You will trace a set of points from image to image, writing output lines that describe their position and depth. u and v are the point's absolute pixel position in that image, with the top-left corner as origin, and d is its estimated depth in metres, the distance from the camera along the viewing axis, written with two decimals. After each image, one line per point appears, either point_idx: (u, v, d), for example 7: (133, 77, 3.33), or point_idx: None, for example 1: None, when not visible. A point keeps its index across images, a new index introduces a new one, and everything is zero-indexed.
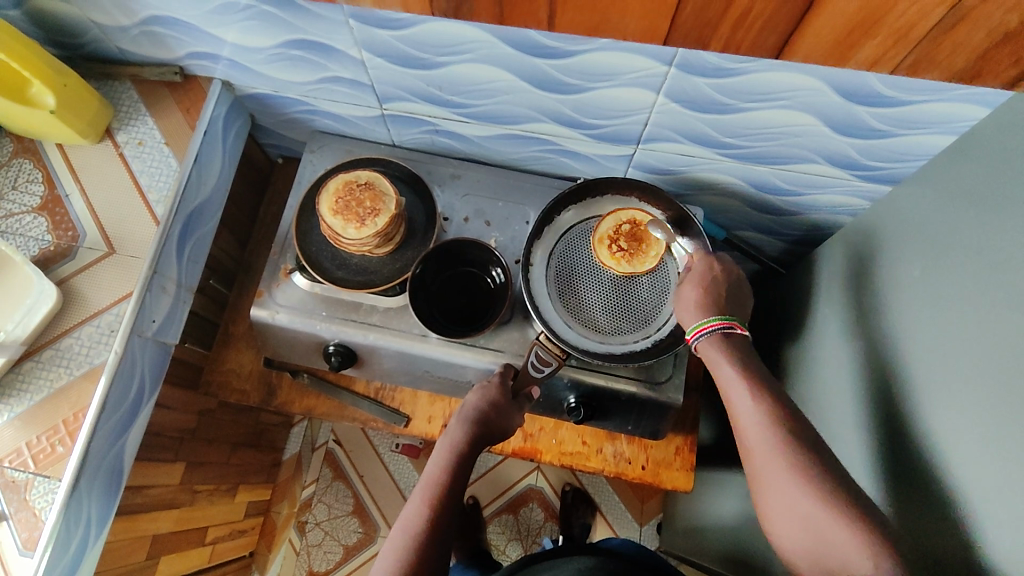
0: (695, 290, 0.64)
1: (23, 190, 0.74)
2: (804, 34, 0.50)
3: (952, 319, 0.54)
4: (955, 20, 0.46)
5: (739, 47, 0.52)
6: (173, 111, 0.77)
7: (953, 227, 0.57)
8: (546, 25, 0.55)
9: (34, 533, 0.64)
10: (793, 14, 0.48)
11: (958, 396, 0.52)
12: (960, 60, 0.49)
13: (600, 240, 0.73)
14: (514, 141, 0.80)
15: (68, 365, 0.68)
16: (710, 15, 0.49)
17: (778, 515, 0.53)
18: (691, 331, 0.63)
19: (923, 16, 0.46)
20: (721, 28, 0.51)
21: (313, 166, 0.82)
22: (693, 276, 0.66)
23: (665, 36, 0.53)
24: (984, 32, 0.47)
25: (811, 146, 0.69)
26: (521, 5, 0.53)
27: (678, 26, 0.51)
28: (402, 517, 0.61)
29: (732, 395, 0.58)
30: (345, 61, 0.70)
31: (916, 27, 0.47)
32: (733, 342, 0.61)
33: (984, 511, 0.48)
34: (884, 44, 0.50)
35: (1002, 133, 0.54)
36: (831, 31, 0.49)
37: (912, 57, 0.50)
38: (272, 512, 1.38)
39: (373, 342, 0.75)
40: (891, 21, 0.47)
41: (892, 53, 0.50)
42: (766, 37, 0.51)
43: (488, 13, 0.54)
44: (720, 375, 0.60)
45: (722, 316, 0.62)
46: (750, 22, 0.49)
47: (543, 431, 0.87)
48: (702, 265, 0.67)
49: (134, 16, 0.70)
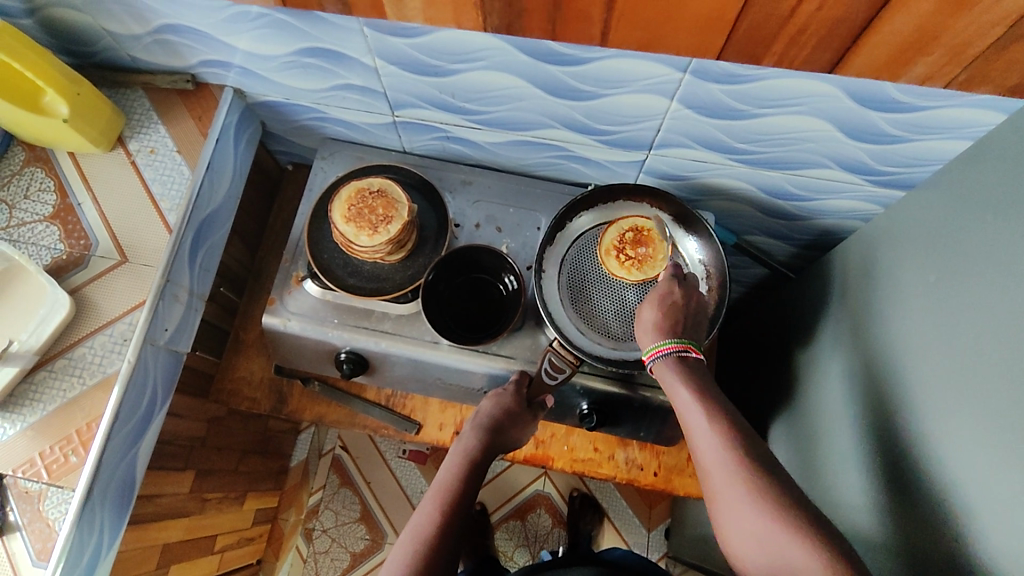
0: (653, 313, 0.65)
1: (35, 198, 0.74)
2: (857, 53, 0.50)
3: (965, 325, 0.54)
4: (1011, 41, 0.47)
5: (791, 64, 0.53)
6: (184, 118, 0.77)
7: (965, 233, 0.57)
8: (599, 41, 0.55)
9: (48, 544, 0.63)
10: (849, 34, 0.49)
11: (970, 401, 0.51)
12: (1013, 74, 0.50)
13: (607, 250, 0.72)
14: (525, 147, 0.80)
15: (80, 375, 0.67)
16: (772, 30, 0.49)
17: (737, 531, 0.53)
18: (646, 352, 0.63)
19: (977, 37, 0.47)
20: (775, 45, 0.51)
21: (324, 173, 0.82)
22: (654, 297, 0.66)
23: (719, 51, 0.53)
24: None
25: (824, 152, 0.69)
26: (576, 22, 0.53)
27: (736, 39, 0.51)
28: (411, 522, 0.59)
29: (688, 415, 0.59)
30: (357, 69, 0.70)
31: (970, 46, 0.48)
32: (686, 363, 0.62)
33: (992, 520, 0.47)
34: (940, 60, 0.50)
35: (1018, 138, 0.54)
36: (889, 49, 0.50)
37: (966, 73, 0.51)
38: (280, 519, 1.38)
39: (384, 349, 0.75)
40: (947, 39, 0.48)
41: (947, 69, 0.51)
42: (822, 54, 0.51)
43: (540, 29, 0.55)
44: (675, 395, 0.60)
45: (678, 339, 0.63)
46: (805, 39, 0.50)
47: (555, 438, 0.87)
48: (665, 284, 0.66)
49: (146, 25, 0.70)
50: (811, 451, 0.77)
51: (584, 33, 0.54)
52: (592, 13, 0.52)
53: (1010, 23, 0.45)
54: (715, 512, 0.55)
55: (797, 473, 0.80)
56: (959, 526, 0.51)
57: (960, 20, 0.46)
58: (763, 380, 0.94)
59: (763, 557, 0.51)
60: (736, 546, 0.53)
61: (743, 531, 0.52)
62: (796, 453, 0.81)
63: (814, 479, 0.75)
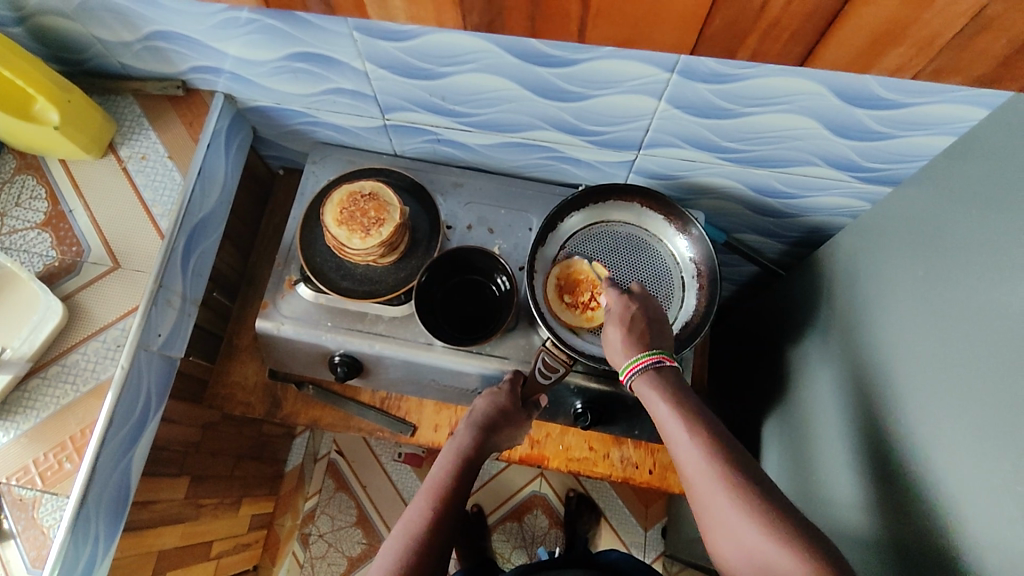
0: (618, 331, 0.66)
1: (26, 206, 0.74)
2: (827, 46, 0.51)
3: (948, 318, 0.55)
4: (977, 30, 0.46)
5: (766, 56, 0.53)
6: (175, 124, 0.78)
7: (948, 228, 0.58)
8: (577, 37, 0.55)
9: (42, 551, 0.63)
10: (819, 26, 0.49)
11: (955, 391, 0.52)
12: (982, 65, 0.50)
13: (591, 319, 0.74)
14: (516, 149, 0.81)
15: (74, 381, 0.67)
16: (741, 27, 0.50)
17: (719, 525, 0.54)
18: (624, 369, 0.65)
19: (945, 29, 0.47)
20: (748, 40, 0.51)
21: (315, 178, 0.83)
22: (614, 318, 0.67)
23: (694, 45, 0.53)
24: (1006, 40, 0.47)
25: (811, 149, 0.70)
26: (554, 19, 0.53)
27: (708, 35, 0.52)
28: (404, 518, 0.60)
29: (667, 427, 0.60)
30: (347, 72, 0.71)
31: (938, 38, 0.48)
32: (663, 375, 0.63)
33: (976, 509, 0.48)
34: (909, 52, 0.50)
35: (999, 133, 0.55)
36: (858, 43, 0.50)
37: (933, 66, 0.51)
38: (276, 525, 1.37)
39: (378, 351, 0.75)
40: (914, 31, 0.48)
41: (916, 61, 0.51)
42: (792, 49, 0.52)
43: (520, 27, 0.55)
44: (654, 410, 0.62)
45: (653, 350, 0.65)
46: (779, 33, 0.50)
47: (550, 438, 0.87)
48: (619, 304, 0.68)
49: (136, 31, 0.70)
50: (803, 446, 0.77)
51: (563, 28, 0.54)
52: (570, 8, 0.52)
53: (975, 14, 0.45)
54: (699, 513, 0.56)
55: (790, 468, 0.81)
56: (945, 517, 0.51)
57: (927, 12, 0.46)
58: (755, 376, 0.95)
59: (746, 555, 0.51)
60: (719, 545, 0.54)
61: (729, 529, 0.53)
62: (789, 448, 0.81)
63: (806, 474, 0.75)
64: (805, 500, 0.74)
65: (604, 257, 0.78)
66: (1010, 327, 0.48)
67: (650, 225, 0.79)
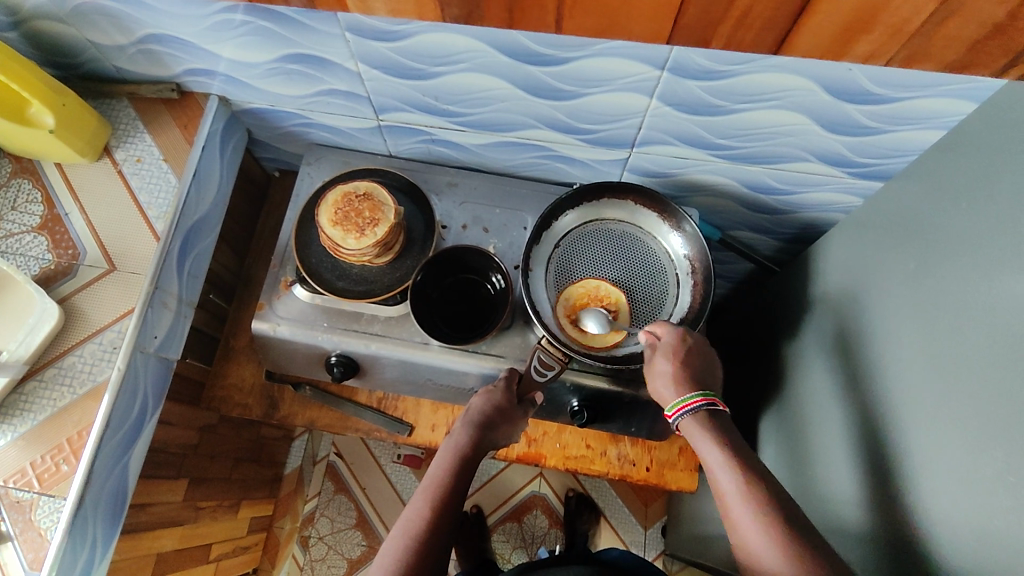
0: (669, 365, 0.67)
1: (22, 210, 0.74)
2: (802, 33, 0.49)
3: (940, 311, 0.55)
4: (945, 16, 0.45)
5: (739, 44, 0.52)
6: (171, 127, 0.78)
7: (938, 220, 0.58)
8: (554, 28, 0.53)
9: (40, 553, 0.63)
10: (792, 13, 0.47)
11: (946, 382, 0.52)
12: (953, 51, 0.49)
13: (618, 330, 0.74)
14: (509, 148, 0.81)
15: (71, 383, 0.67)
16: (714, 15, 0.49)
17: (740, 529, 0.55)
18: (673, 408, 0.65)
19: (916, 14, 0.46)
20: (722, 27, 0.50)
21: (310, 179, 0.83)
22: (665, 350, 0.68)
23: (670, 34, 0.52)
24: (977, 25, 0.46)
25: (803, 146, 0.70)
26: (531, 9, 0.51)
27: (684, 23, 0.50)
28: (402, 518, 0.60)
29: (716, 471, 0.59)
30: (341, 74, 0.71)
31: (910, 23, 0.47)
32: (714, 419, 0.63)
33: (969, 499, 0.48)
34: (880, 39, 0.49)
35: (988, 125, 0.55)
36: (831, 30, 0.49)
37: (903, 53, 0.50)
38: (275, 527, 1.37)
39: (374, 351, 0.75)
40: (885, 18, 0.47)
41: (886, 48, 0.50)
42: (765, 37, 0.51)
43: (497, 18, 0.53)
44: (704, 452, 0.62)
45: (704, 393, 0.65)
46: (751, 21, 0.49)
47: (546, 436, 0.87)
48: (673, 335, 0.68)
49: (131, 35, 0.70)
50: (800, 442, 0.78)
51: (540, 20, 0.53)
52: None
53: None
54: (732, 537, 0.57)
55: (787, 464, 0.81)
56: (941, 508, 0.51)
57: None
58: (752, 372, 0.95)
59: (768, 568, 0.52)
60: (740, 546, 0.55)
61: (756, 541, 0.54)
62: (786, 444, 0.82)
63: (803, 469, 0.76)
64: (803, 495, 0.75)
65: (599, 256, 0.78)
66: (1000, 318, 0.48)
67: (644, 223, 0.79)
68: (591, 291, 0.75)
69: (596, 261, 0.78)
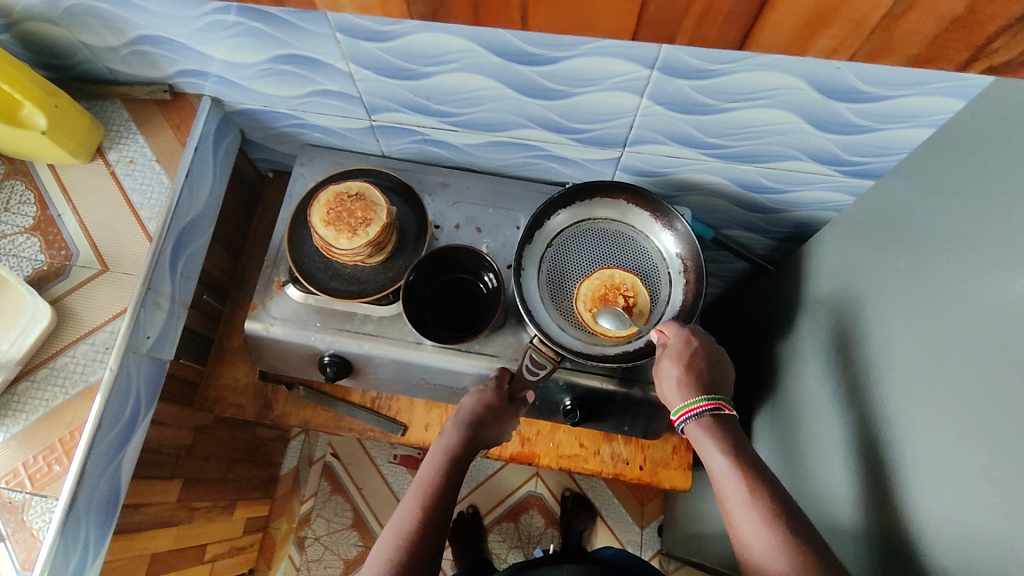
0: (676, 368, 0.67)
1: (15, 210, 0.74)
2: (765, 26, 0.46)
3: (929, 308, 0.55)
4: (904, 9, 0.42)
5: (705, 41, 0.48)
6: (163, 128, 0.78)
7: (927, 217, 0.58)
8: (518, 26, 0.50)
9: (32, 554, 0.63)
10: (753, 6, 0.44)
11: (935, 378, 0.53)
12: (915, 44, 0.45)
13: (642, 313, 0.75)
14: (502, 148, 0.81)
15: (63, 384, 0.68)
16: (675, 10, 0.45)
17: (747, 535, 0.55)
18: (677, 413, 0.66)
19: (876, 6, 0.42)
20: (685, 23, 0.46)
21: (304, 179, 0.83)
22: (672, 353, 0.68)
23: (635, 31, 0.48)
24: (934, 19, 0.42)
25: (794, 144, 0.71)
26: (495, 4, 0.47)
27: (649, 18, 0.46)
28: (394, 519, 0.60)
29: (722, 479, 0.59)
30: (333, 75, 0.71)
31: (870, 17, 0.43)
32: (718, 423, 0.64)
33: (958, 494, 0.49)
34: (842, 33, 0.45)
35: (975, 122, 0.56)
36: (794, 23, 0.45)
37: (867, 47, 0.46)
38: (271, 528, 1.38)
39: (367, 351, 0.75)
40: (847, 10, 0.43)
41: (848, 43, 0.46)
42: (729, 32, 0.47)
43: (462, 15, 0.49)
44: (708, 460, 0.61)
45: (709, 397, 0.65)
46: (714, 16, 0.45)
47: (540, 435, 0.88)
48: (680, 339, 0.69)
49: (123, 36, 0.71)
50: (794, 439, 0.78)
51: (502, 16, 0.49)
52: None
53: None
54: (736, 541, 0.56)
55: (781, 462, 0.81)
56: (930, 504, 0.52)
57: None
58: (746, 371, 0.95)
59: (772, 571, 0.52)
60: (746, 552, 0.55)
61: (757, 542, 0.54)
62: (780, 441, 0.82)
63: (797, 467, 0.76)
64: (797, 493, 0.75)
65: (592, 255, 0.78)
66: (987, 314, 0.48)
67: (636, 222, 0.79)
68: (608, 279, 0.76)
69: (589, 260, 0.78)
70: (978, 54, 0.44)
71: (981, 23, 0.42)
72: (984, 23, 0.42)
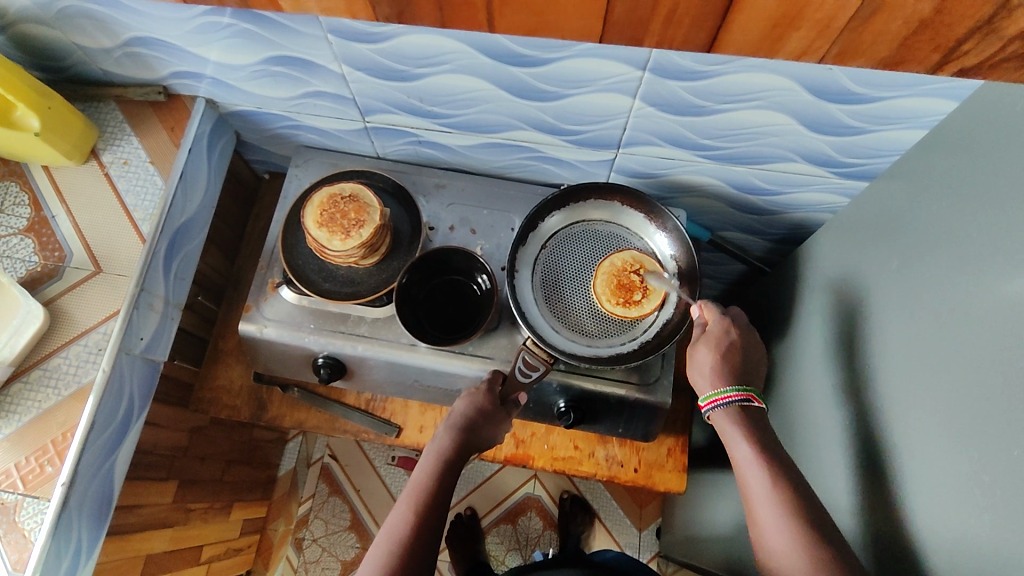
0: (712, 353, 0.68)
1: (9, 212, 0.74)
2: (732, 28, 0.46)
3: (923, 310, 0.55)
4: (873, 10, 0.42)
5: (672, 43, 0.48)
6: (158, 129, 0.78)
7: (920, 218, 0.58)
8: (486, 28, 0.50)
9: (24, 555, 0.62)
10: (718, 7, 0.44)
11: (930, 381, 0.52)
12: (884, 46, 0.45)
13: (659, 277, 0.75)
14: (496, 149, 0.81)
15: (56, 385, 0.68)
16: (641, 11, 0.45)
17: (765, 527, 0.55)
18: (706, 399, 0.66)
19: (841, 7, 0.42)
20: (653, 25, 0.46)
21: (298, 181, 0.83)
22: (710, 339, 0.69)
23: (602, 32, 0.48)
24: (903, 21, 0.42)
25: (788, 146, 0.70)
26: (461, 6, 0.48)
27: (615, 19, 0.46)
28: (387, 523, 0.60)
29: (746, 470, 0.59)
30: (327, 77, 0.71)
31: (836, 19, 0.43)
32: (747, 415, 0.64)
33: (953, 497, 0.48)
34: (810, 35, 0.45)
35: (968, 123, 0.55)
36: (759, 24, 0.45)
37: (837, 47, 0.46)
38: (269, 530, 1.38)
39: (361, 352, 0.75)
40: (812, 11, 0.43)
41: (818, 45, 0.46)
42: (696, 33, 0.47)
43: (429, 17, 0.49)
44: (734, 450, 0.62)
45: (740, 387, 0.65)
46: (679, 18, 0.45)
47: (535, 437, 0.87)
48: (720, 326, 0.70)
49: (116, 38, 0.71)
50: (791, 442, 0.78)
51: (468, 17, 0.49)
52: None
53: None
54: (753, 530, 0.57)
55: None
56: (926, 507, 0.51)
57: None
58: None
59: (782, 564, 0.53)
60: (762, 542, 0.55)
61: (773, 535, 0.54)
62: None
63: None
64: None
65: (585, 256, 0.78)
66: (980, 316, 0.48)
67: (630, 223, 0.79)
68: (614, 267, 0.75)
69: (583, 261, 0.78)
70: (948, 56, 0.44)
71: (950, 26, 0.42)
72: (953, 25, 0.42)
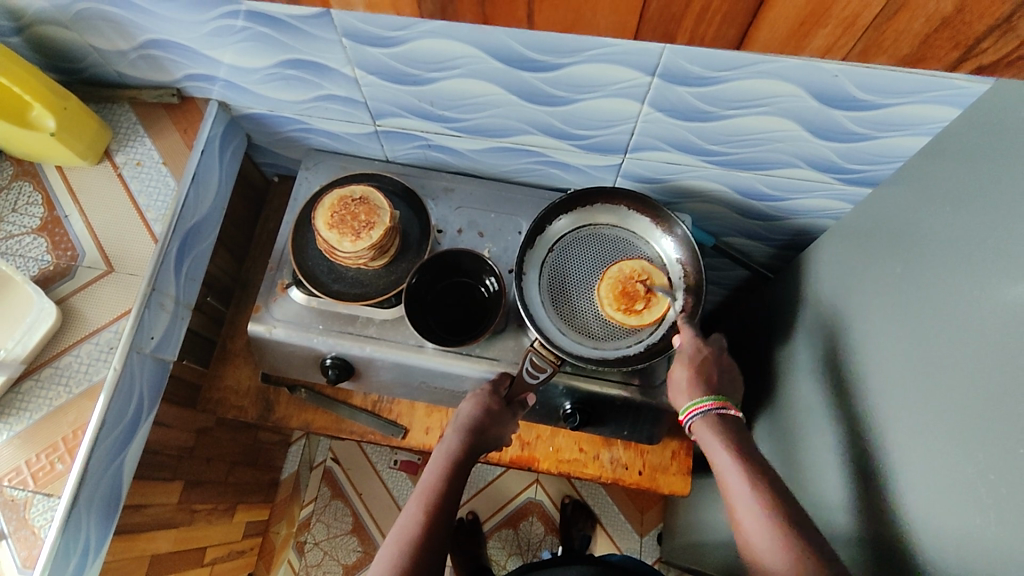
0: (685, 372, 0.68)
1: (23, 212, 0.75)
2: (761, 25, 0.49)
3: (925, 314, 0.55)
4: (895, 10, 0.45)
5: (703, 41, 0.51)
6: (170, 131, 0.79)
7: (923, 223, 0.58)
8: (525, 23, 0.53)
9: (34, 551, 0.63)
10: (749, 7, 0.47)
11: (931, 385, 0.53)
12: (906, 44, 0.48)
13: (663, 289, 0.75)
14: (504, 154, 0.82)
15: (67, 383, 0.68)
16: (674, 9, 0.48)
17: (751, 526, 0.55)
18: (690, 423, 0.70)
19: (866, 7, 0.46)
20: (686, 22, 0.49)
21: (308, 183, 0.84)
22: (683, 358, 0.69)
23: (636, 30, 0.51)
24: (924, 19, 0.46)
25: (794, 152, 0.71)
26: (501, 5, 0.51)
27: (649, 17, 0.49)
28: (397, 524, 0.60)
29: (725, 476, 0.60)
30: (338, 80, 0.73)
31: (860, 17, 0.47)
32: (726, 420, 0.65)
33: (953, 500, 0.49)
34: (835, 33, 0.48)
35: (972, 129, 0.56)
36: (787, 22, 0.48)
37: (860, 45, 0.49)
38: (271, 532, 1.38)
39: (369, 353, 0.76)
40: (837, 11, 0.47)
41: (842, 42, 0.49)
42: (726, 32, 0.50)
43: (470, 13, 0.52)
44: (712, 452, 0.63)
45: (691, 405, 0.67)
46: (712, 15, 0.48)
47: (540, 439, 0.88)
48: (692, 345, 0.70)
49: (132, 41, 0.72)
50: (791, 446, 0.78)
51: (510, 15, 0.52)
52: None
53: None
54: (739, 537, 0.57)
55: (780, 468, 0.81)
56: (926, 511, 0.52)
57: None
58: (746, 378, 0.95)
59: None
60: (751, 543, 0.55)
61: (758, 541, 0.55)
62: (779, 448, 0.82)
63: (796, 474, 0.76)
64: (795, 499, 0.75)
65: (593, 260, 0.79)
66: (983, 319, 0.48)
67: (636, 227, 0.80)
68: (621, 274, 0.76)
69: (589, 264, 0.78)
70: (966, 54, 0.48)
71: (969, 24, 0.45)
72: (972, 23, 0.45)
